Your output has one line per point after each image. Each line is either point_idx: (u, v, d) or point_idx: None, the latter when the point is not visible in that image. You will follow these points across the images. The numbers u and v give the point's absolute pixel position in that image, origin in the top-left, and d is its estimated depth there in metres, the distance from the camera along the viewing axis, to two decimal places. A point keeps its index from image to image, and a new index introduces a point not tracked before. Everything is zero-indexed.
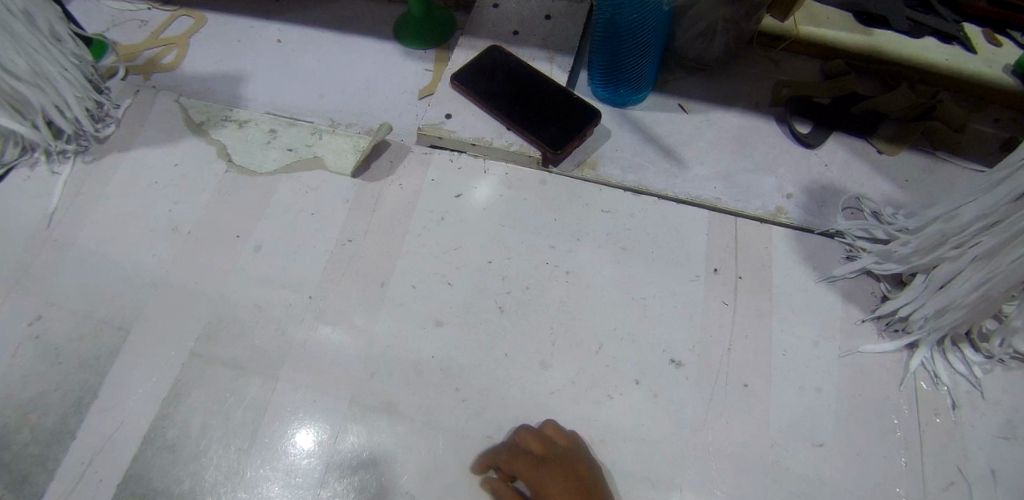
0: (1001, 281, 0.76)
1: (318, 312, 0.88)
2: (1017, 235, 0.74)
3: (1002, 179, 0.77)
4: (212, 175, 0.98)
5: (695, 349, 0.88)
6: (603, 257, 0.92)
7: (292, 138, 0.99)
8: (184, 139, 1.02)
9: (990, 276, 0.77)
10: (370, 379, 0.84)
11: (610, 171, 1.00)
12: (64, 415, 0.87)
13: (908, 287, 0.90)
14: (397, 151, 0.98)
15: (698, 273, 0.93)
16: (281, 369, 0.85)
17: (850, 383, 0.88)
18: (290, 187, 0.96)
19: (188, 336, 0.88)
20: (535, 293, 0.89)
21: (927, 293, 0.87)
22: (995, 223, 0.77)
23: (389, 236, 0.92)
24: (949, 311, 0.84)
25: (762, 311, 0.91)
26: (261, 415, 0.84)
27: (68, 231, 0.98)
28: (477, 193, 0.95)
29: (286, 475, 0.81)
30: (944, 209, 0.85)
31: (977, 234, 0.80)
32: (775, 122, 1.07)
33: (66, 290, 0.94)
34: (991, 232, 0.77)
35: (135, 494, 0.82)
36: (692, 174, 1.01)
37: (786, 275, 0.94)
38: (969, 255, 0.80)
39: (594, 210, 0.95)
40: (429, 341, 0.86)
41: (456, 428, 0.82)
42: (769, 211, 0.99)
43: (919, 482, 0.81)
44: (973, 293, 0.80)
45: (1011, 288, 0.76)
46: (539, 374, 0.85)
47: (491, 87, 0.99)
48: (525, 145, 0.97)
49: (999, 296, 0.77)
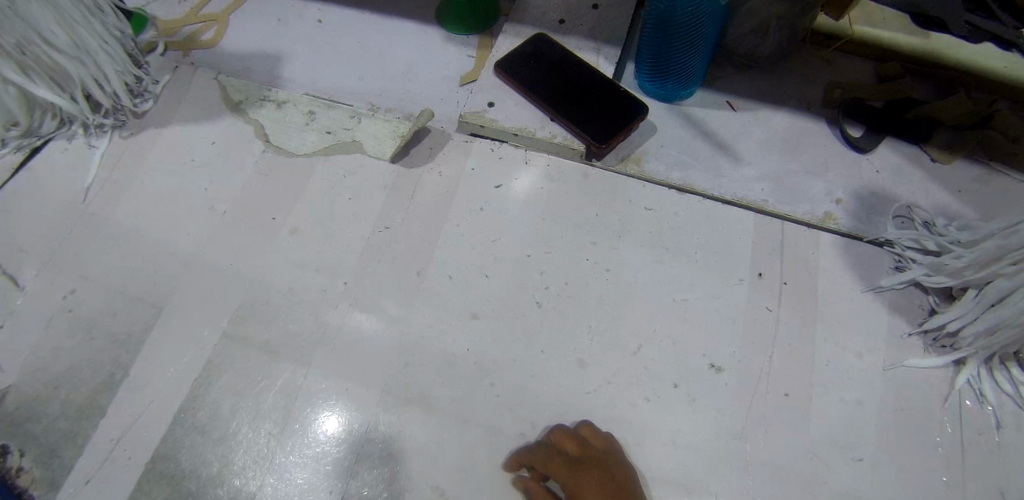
0: None
1: (352, 299, 0.86)
2: None
3: None
4: (248, 154, 0.97)
5: (736, 354, 0.86)
6: (644, 256, 0.90)
7: (331, 121, 0.98)
8: (222, 117, 1.00)
9: None
10: (404, 369, 0.83)
11: (654, 167, 0.97)
12: (96, 390, 0.87)
13: (958, 301, 0.87)
14: (437, 138, 0.96)
15: (742, 277, 0.90)
16: (315, 355, 0.84)
17: (896, 398, 0.84)
18: (327, 170, 0.94)
19: (221, 317, 0.87)
20: (573, 290, 0.87)
21: (980, 308, 0.84)
22: None
23: (427, 225, 0.90)
24: (1002, 330, 0.80)
25: (807, 319, 0.88)
26: (293, 400, 0.83)
27: (103, 206, 0.97)
28: (516, 184, 0.93)
29: (315, 462, 0.80)
30: (1002, 224, 0.81)
31: None
32: (826, 124, 1.03)
33: (100, 264, 0.93)
34: None
35: (165, 473, 0.82)
36: (739, 175, 0.98)
37: (833, 283, 0.91)
38: None
39: (637, 207, 0.93)
40: (465, 333, 0.84)
41: (488, 424, 0.81)
42: (817, 216, 0.96)
43: None
44: None
45: None
46: (575, 373, 0.83)
47: (536, 77, 0.96)
48: (568, 137, 0.94)
49: None
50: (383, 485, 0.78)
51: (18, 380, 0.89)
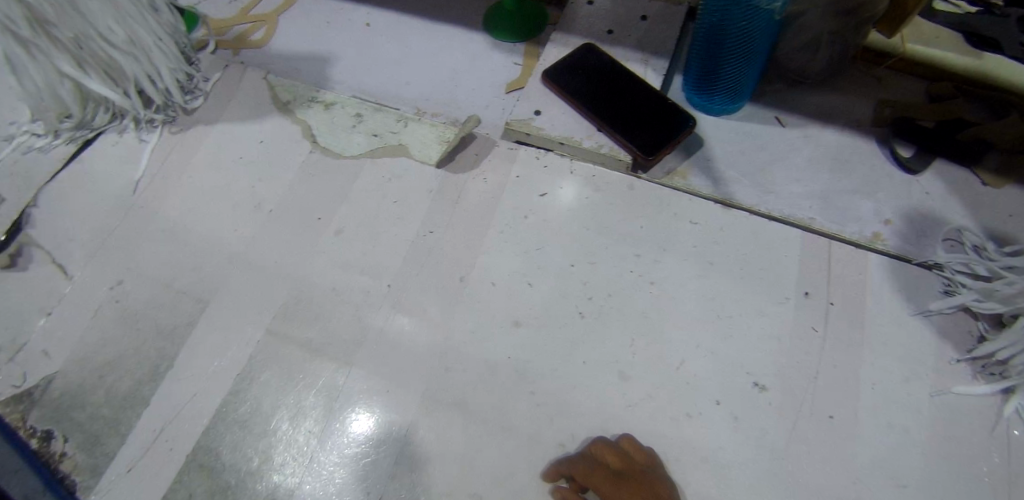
0: None
1: (396, 302, 0.87)
2: None
3: None
4: (296, 154, 0.98)
5: (781, 374, 0.85)
6: (687, 271, 0.90)
7: (377, 124, 0.98)
8: (270, 116, 1.02)
9: None
10: (445, 374, 0.83)
11: (700, 182, 0.97)
12: (140, 381, 0.88)
13: (1010, 328, 0.85)
14: (483, 145, 0.96)
15: (788, 296, 0.89)
16: (357, 355, 0.85)
17: (945, 425, 0.82)
18: (374, 173, 0.95)
19: (265, 315, 0.88)
20: (616, 302, 0.87)
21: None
22: None
23: (471, 230, 0.90)
24: None
25: (852, 341, 0.87)
26: (335, 399, 0.83)
27: (152, 200, 0.99)
28: (562, 194, 0.92)
29: (354, 462, 0.80)
30: None
31: None
32: (876, 144, 1.02)
33: (147, 257, 0.95)
34: None
35: (205, 465, 0.83)
36: (786, 192, 0.97)
37: (880, 306, 0.89)
38: None
39: (683, 220, 0.93)
40: (506, 341, 0.85)
41: (527, 432, 0.81)
42: (865, 237, 0.94)
43: None
44: None
45: None
46: (617, 385, 0.83)
47: (584, 86, 0.96)
48: (615, 148, 0.94)
49: None
50: (420, 488, 0.78)
51: (66, 367, 0.91)
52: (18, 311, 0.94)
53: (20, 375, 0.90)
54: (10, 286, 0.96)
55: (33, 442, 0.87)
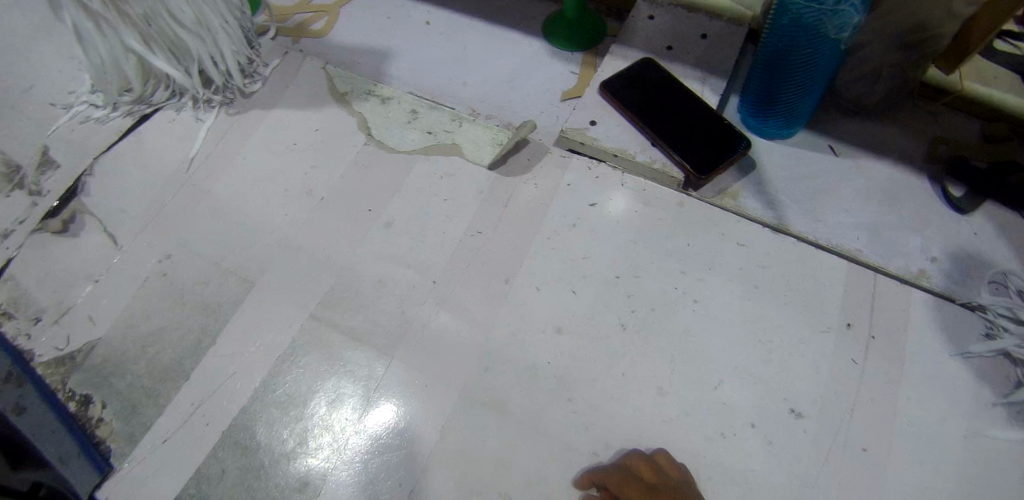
0: None
1: (440, 298, 0.88)
2: None
3: None
4: (351, 145, 0.99)
5: (818, 403, 0.84)
6: (731, 292, 0.90)
7: (432, 122, 1.00)
8: (327, 105, 1.03)
9: None
10: (484, 374, 0.84)
11: (751, 203, 0.98)
12: (182, 355, 0.90)
13: None
14: (535, 150, 0.97)
15: (830, 326, 0.89)
16: (399, 347, 0.86)
17: (982, 468, 0.81)
18: (427, 169, 0.96)
19: (311, 300, 0.89)
20: (659, 317, 0.88)
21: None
22: None
23: (519, 234, 0.91)
24: None
25: (893, 376, 0.86)
26: (374, 389, 0.84)
27: (205, 177, 1.00)
28: (611, 205, 0.93)
29: (388, 453, 0.81)
30: None
31: None
32: (927, 181, 1.01)
33: (196, 233, 0.96)
34: None
35: (240, 442, 0.84)
36: (835, 221, 0.97)
37: (921, 343, 0.89)
38: None
39: (729, 241, 0.93)
40: (547, 346, 0.85)
41: (562, 438, 0.81)
42: (911, 273, 0.94)
43: None
44: None
45: None
46: (654, 400, 0.84)
47: (641, 101, 0.97)
48: (668, 164, 0.94)
49: None
50: (452, 485, 0.79)
51: (109, 334, 0.92)
52: (67, 276, 0.96)
53: (64, 339, 0.92)
54: (61, 250, 0.98)
55: (72, 405, 0.88)
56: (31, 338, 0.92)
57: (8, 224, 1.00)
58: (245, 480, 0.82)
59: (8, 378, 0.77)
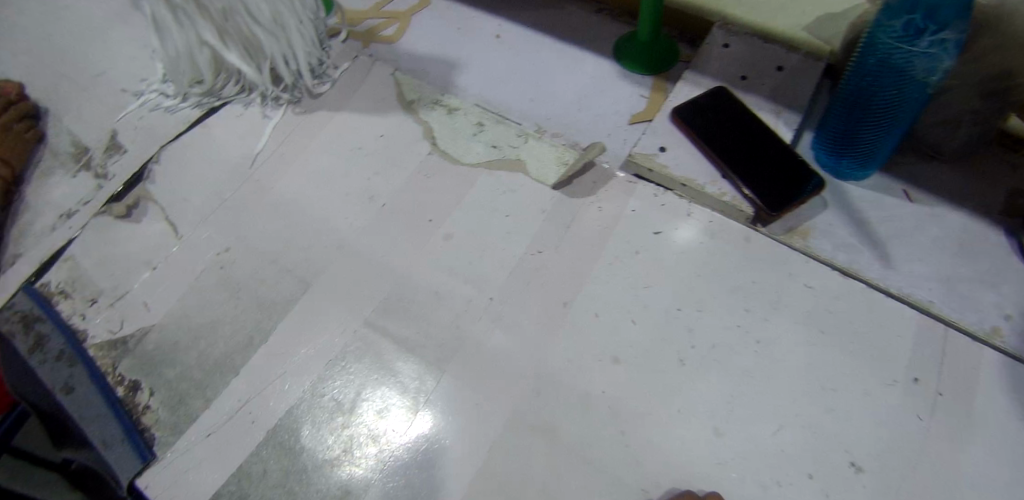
0: None
1: (496, 316, 0.86)
2: None
3: None
4: (416, 153, 0.99)
5: (880, 458, 0.81)
6: (797, 334, 0.89)
7: (499, 136, 0.99)
8: (394, 111, 1.03)
9: None
10: (536, 397, 0.82)
11: (821, 245, 0.95)
12: (233, 350, 0.89)
13: None
14: (601, 173, 0.96)
15: (896, 378, 0.86)
16: (451, 362, 0.85)
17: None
18: (490, 183, 0.95)
19: (366, 306, 0.89)
20: (720, 354, 0.86)
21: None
22: None
23: (581, 257, 0.90)
24: None
25: (965, 438, 0.82)
26: (424, 402, 0.83)
27: (269, 174, 1.01)
28: (677, 235, 0.92)
29: (434, 469, 0.80)
30: None
31: None
32: (1005, 234, 0.96)
33: (256, 229, 0.96)
34: None
35: (284, 444, 0.83)
36: (907, 270, 0.94)
37: (992, 404, 0.84)
38: None
39: (797, 282, 0.92)
40: (602, 374, 0.83)
41: (611, 471, 0.79)
42: (983, 330, 0.89)
43: None
44: None
45: None
46: (709, 441, 0.81)
47: (713, 130, 0.95)
48: (738, 198, 0.92)
49: None
50: None
51: (161, 322, 0.92)
52: (125, 260, 0.97)
53: (118, 322, 0.93)
54: (121, 234, 0.99)
55: (121, 390, 0.88)
56: (86, 319, 0.93)
57: (74, 205, 1.03)
58: (286, 484, 0.81)
59: (60, 356, 0.90)
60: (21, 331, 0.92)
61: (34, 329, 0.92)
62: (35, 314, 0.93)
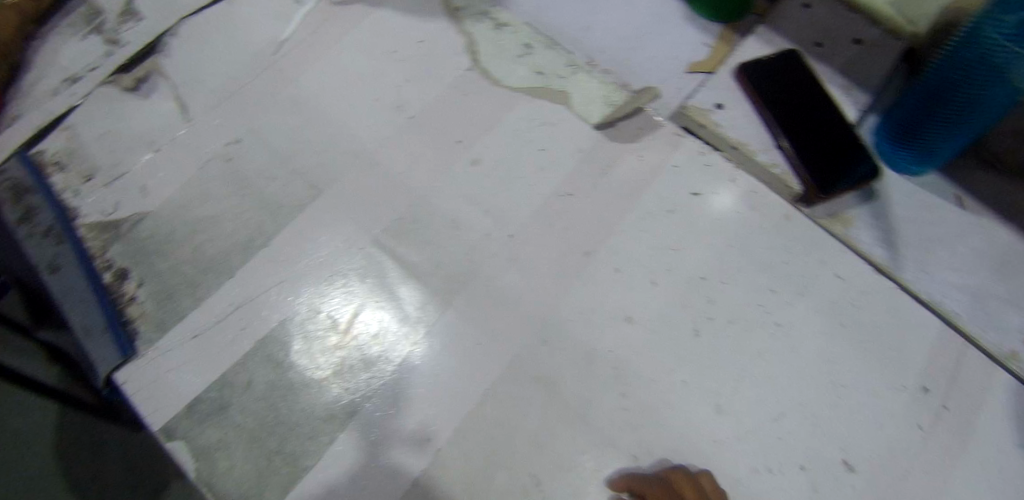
0: None
1: (511, 255, 0.81)
2: None
3: None
4: (452, 66, 0.91)
5: (880, 462, 0.77)
6: (818, 324, 0.82)
7: (546, 61, 0.92)
8: (434, 16, 0.94)
9: None
10: (539, 347, 0.78)
11: (861, 236, 0.87)
12: (230, 249, 0.84)
13: None
14: (650, 120, 0.89)
15: (912, 385, 0.81)
16: (456, 296, 0.80)
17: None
18: (529, 111, 0.88)
19: (375, 223, 0.84)
20: (736, 331, 0.81)
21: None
22: None
23: (611, 206, 0.84)
24: None
25: (974, 467, 0.77)
26: (418, 332, 0.79)
27: (293, 67, 0.93)
28: (716, 199, 0.86)
29: (418, 403, 0.76)
30: None
31: None
32: None
33: (270, 123, 0.90)
34: None
35: (272, 357, 0.79)
36: (942, 277, 0.86)
37: (1004, 429, 0.79)
38: None
39: (827, 269, 0.85)
40: (611, 333, 0.79)
41: (605, 433, 0.76)
42: (1002, 352, 0.82)
43: None
44: None
45: None
46: (709, 417, 0.78)
47: (777, 95, 0.88)
48: (788, 172, 0.86)
49: None
50: (480, 454, 0.75)
51: (160, 209, 0.86)
52: (127, 137, 0.90)
53: (112, 204, 0.87)
54: (127, 109, 0.92)
55: (108, 276, 0.83)
56: (79, 195, 0.87)
57: (81, 70, 0.96)
58: (269, 398, 0.78)
59: (47, 232, 0.85)
60: (10, 200, 0.86)
61: (23, 200, 0.87)
62: (25, 184, 0.87)
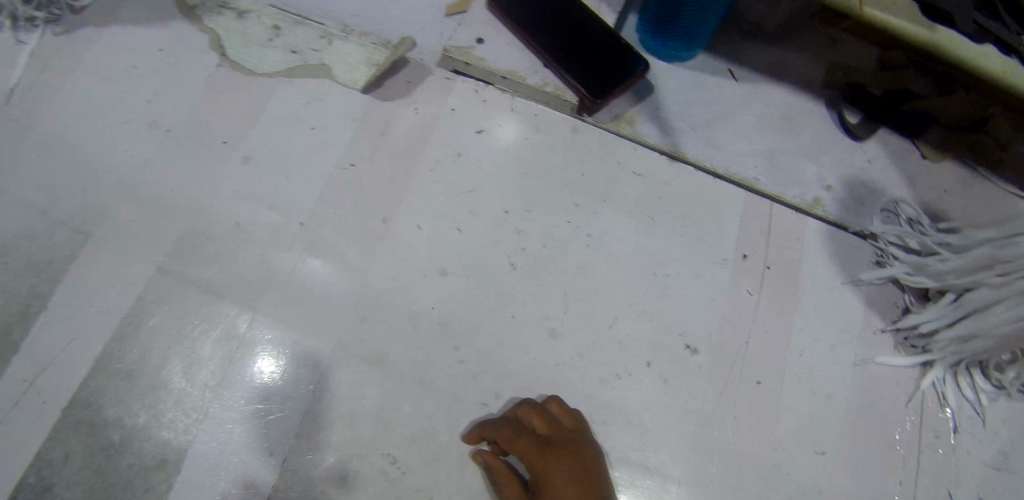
0: None
1: (308, 243, 0.79)
2: None
3: None
4: (201, 67, 0.86)
5: (713, 336, 0.82)
6: (628, 225, 0.85)
7: (299, 39, 0.88)
8: (172, 22, 0.89)
9: None
10: (360, 324, 0.76)
11: (645, 129, 0.92)
12: (5, 323, 0.75)
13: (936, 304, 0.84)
14: (417, 71, 0.88)
15: (726, 257, 0.85)
16: (263, 299, 0.77)
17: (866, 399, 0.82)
18: (294, 93, 0.85)
19: (158, 249, 0.78)
20: (552, 254, 0.82)
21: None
22: None
23: (398, 165, 0.83)
24: (975, 340, 0.80)
25: (793, 314, 0.84)
26: (234, 348, 0.76)
27: (27, 112, 0.84)
28: (501, 132, 0.86)
29: (253, 418, 0.73)
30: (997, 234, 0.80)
31: None
32: (825, 107, 0.98)
33: (15, 177, 0.81)
34: None
35: (82, 421, 0.72)
36: (733, 148, 0.93)
37: (813, 272, 0.87)
38: (1015, 287, 0.76)
39: (626, 170, 0.87)
40: (429, 289, 0.78)
41: (449, 390, 0.75)
42: (806, 202, 0.91)
43: None
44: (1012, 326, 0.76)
45: None
46: (546, 343, 0.78)
47: (532, 17, 0.90)
48: (560, 86, 0.89)
49: None
50: (331, 449, 0.72)
51: None
52: None
53: None
54: None
55: None
56: None
57: None
58: (92, 465, 0.71)
59: None
60: None
61: None
62: None
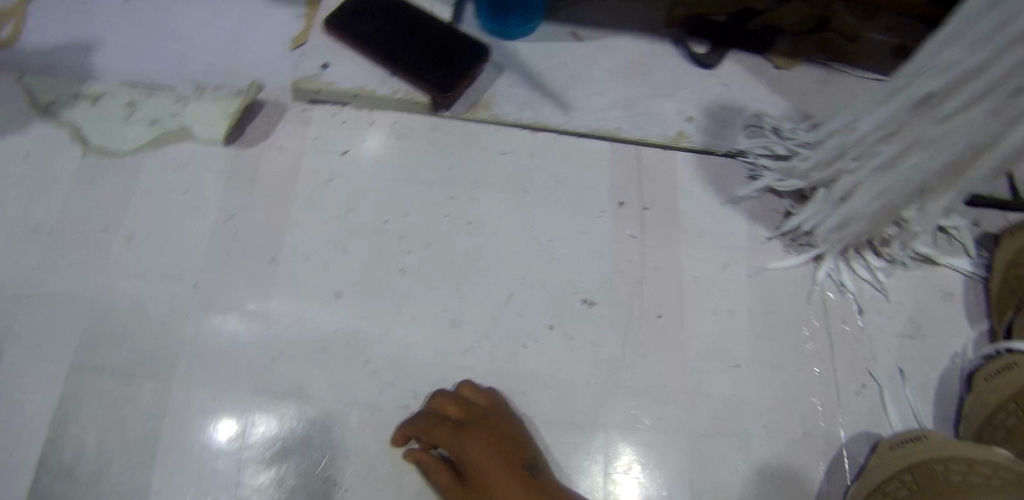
0: (898, 194, 0.65)
1: (205, 302, 0.77)
2: (907, 144, 0.63)
3: (900, 85, 0.64)
4: (67, 159, 0.84)
5: (603, 286, 0.80)
6: (505, 202, 0.85)
7: (154, 109, 0.87)
8: (16, 126, 0.85)
9: (887, 190, 0.66)
10: (270, 364, 0.75)
11: (505, 109, 0.90)
12: None
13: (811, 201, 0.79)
14: (274, 109, 0.89)
15: (605, 208, 0.85)
16: (170, 366, 0.74)
17: (764, 305, 0.80)
18: (156, 165, 0.84)
19: (68, 345, 0.74)
20: (430, 252, 0.81)
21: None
22: (895, 130, 0.64)
23: (276, 203, 0.83)
24: (848, 224, 0.75)
25: (697, 242, 0.83)
26: (160, 421, 0.72)
27: None
28: (366, 147, 0.87)
29: (202, 480, 0.70)
30: (843, 118, 0.73)
31: (874, 143, 0.67)
32: (671, 45, 0.97)
33: None
34: (893, 139, 0.65)
35: None
36: (585, 108, 0.91)
37: (692, 199, 0.86)
38: (869, 165, 0.68)
39: (492, 153, 0.88)
40: (324, 312, 0.78)
41: (365, 401, 0.74)
42: (669, 137, 0.90)
43: (834, 396, 0.75)
44: (869, 207, 0.70)
45: (907, 198, 0.65)
46: (448, 333, 0.77)
47: (365, 31, 0.91)
48: (410, 90, 0.90)
49: (898, 206, 0.67)
50: (265, 489, 0.70)
51: None
52: None
53: None
54: None
55: None
56: None
57: None
58: None
59: None
60: None
61: None
62: None
